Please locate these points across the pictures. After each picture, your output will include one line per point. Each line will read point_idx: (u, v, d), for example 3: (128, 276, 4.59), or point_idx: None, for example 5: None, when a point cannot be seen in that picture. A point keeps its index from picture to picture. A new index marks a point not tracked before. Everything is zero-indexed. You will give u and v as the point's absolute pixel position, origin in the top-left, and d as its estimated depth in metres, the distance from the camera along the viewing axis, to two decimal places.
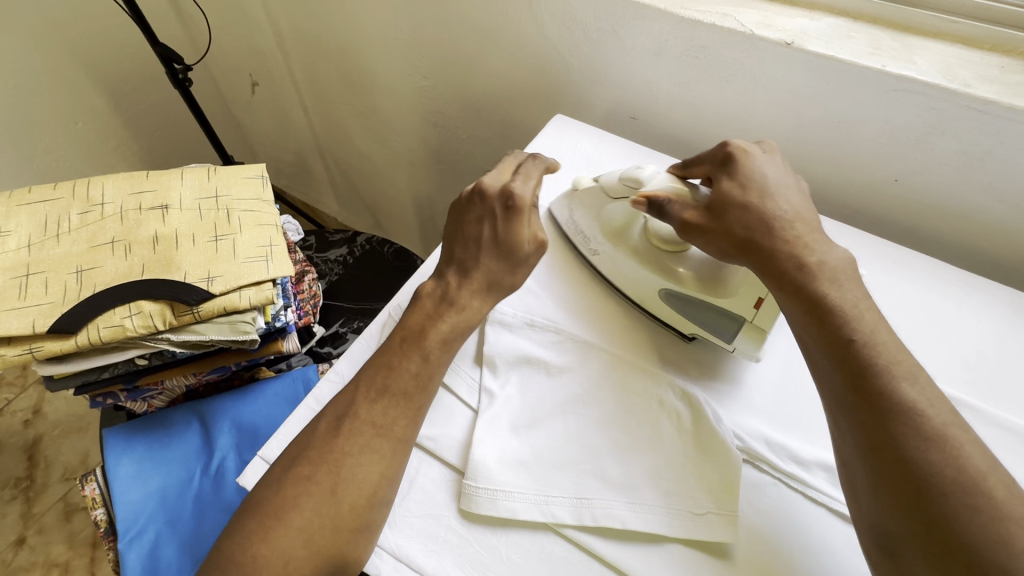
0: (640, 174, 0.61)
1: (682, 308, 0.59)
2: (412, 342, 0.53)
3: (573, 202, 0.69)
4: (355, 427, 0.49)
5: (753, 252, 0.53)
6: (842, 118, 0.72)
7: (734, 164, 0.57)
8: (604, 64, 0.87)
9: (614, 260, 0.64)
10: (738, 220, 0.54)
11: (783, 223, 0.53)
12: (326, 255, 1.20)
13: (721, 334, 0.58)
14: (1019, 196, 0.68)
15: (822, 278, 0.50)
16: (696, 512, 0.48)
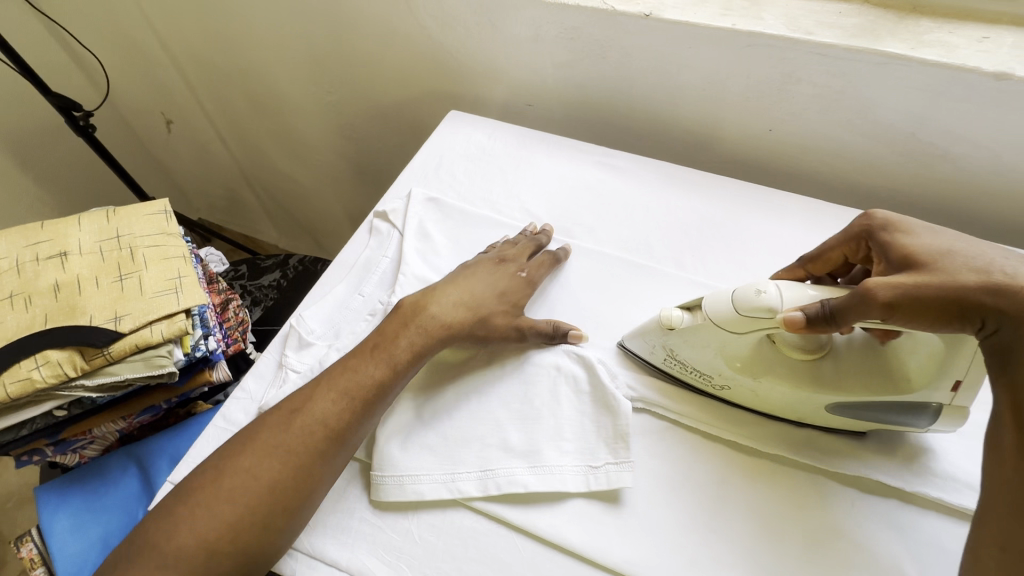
0: (766, 299, 0.47)
1: (861, 416, 0.50)
2: (381, 349, 0.55)
3: (672, 343, 0.53)
4: (308, 424, 0.50)
5: (1000, 300, 0.39)
6: (712, 78, 0.76)
7: (894, 228, 0.49)
8: (492, 58, 0.90)
9: (758, 391, 0.52)
10: (956, 270, 0.41)
11: (1017, 265, 0.41)
12: (259, 282, 1.19)
13: (911, 424, 0.50)
14: (878, 129, 0.72)
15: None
16: (594, 465, 0.51)
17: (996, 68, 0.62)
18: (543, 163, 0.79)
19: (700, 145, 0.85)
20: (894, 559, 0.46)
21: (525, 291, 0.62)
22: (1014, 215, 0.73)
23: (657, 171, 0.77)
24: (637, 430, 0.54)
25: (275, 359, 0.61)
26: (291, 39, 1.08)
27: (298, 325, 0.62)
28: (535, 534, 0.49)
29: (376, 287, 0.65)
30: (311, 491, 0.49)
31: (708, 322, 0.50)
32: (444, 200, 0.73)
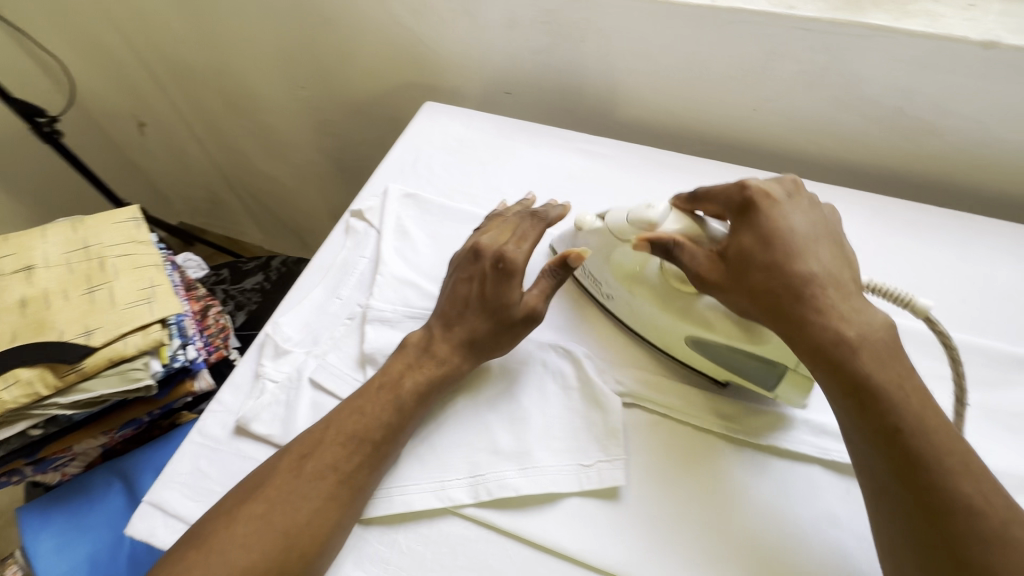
0: (652, 213, 0.51)
1: (708, 354, 0.52)
2: (388, 389, 0.51)
3: (580, 245, 0.58)
4: (321, 470, 0.47)
5: (785, 319, 0.45)
6: (693, 58, 0.74)
7: (755, 213, 0.49)
8: (467, 45, 0.87)
9: (631, 306, 0.55)
10: (759, 282, 0.46)
11: (824, 288, 0.45)
12: (242, 286, 1.16)
13: (760, 380, 0.51)
14: (865, 105, 0.70)
15: (867, 350, 0.42)
16: (585, 464, 0.49)
17: (984, 37, 0.60)
18: (522, 153, 0.76)
19: (684, 127, 0.83)
20: None
21: (512, 282, 0.54)
22: (1001, 187, 0.72)
23: (640, 156, 0.75)
24: (628, 425, 0.53)
25: (251, 369, 0.59)
26: (260, 34, 1.04)
27: (273, 333, 0.60)
28: (526, 539, 0.47)
29: (355, 289, 0.63)
30: (327, 539, 0.45)
31: (607, 228, 0.55)
32: (421, 195, 0.70)
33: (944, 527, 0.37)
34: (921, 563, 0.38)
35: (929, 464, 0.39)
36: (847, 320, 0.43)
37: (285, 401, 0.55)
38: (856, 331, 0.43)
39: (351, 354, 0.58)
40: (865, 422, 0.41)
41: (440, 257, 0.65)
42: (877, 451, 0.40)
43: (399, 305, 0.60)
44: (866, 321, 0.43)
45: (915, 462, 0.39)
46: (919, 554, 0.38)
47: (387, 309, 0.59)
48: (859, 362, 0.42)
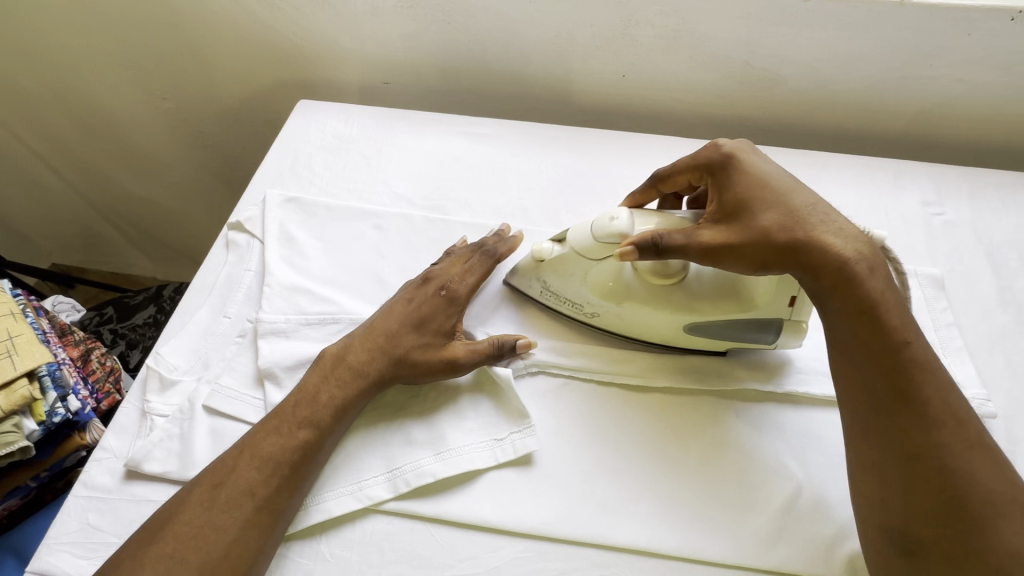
0: (619, 225, 0.49)
1: (712, 333, 0.53)
2: (305, 405, 0.49)
3: (547, 275, 0.56)
4: (235, 497, 0.44)
5: (798, 256, 0.44)
6: (559, 31, 0.76)
7: (734, 167, 0.49)
8: (335, 37, 0.84)
9: (621, 315, 0.54)
10: (770, 223, 0.45)
11: (818, 218, 0.45)
12: (132, 323, 1.06)
13: (760, 337, 0.53)
14: (717, 62, 0.76)
15: (866, 265, 0.43)
16: (498, 438, 0.51)
17: None
18: (405, 142, 0.75)
19: (562, 100, 0.85)
20: (779, 457, 0.50)
21: (449, 311, 0.55)
22: (842, 123, 0.80)
23: (522, 133, 0.76)
24: (536, 393, 0.54)
25: (137, 407, 0.54)
26: (107, 43, 0.95)
27: (157, 365, 0.55)
28: (450, 520, 0.48)
29: (243, 306, 0.59)
30: (249, 567, 0.43)
31: (572, 250, 0.53)
32: (304, 197, 0.67)
33: (932, 438, 0.40)
34: (902, 474, 0.40)
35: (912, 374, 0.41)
36: (845, 240, 0.44)
37: (179, 434, 0.51)
38: (857, 250, 0.44)
39: (247, 372, 0.55)
40: (864, 337, 0.42)
41: (332, 259, 0.63)
42: (867, 364, 0.42)
43: (292, 314, 0.57)
44: (856, 238, 0.44)
45: (901, 369, 0.41)
46: (903, 462, 0.40)
47: (279, 320, 0.57)
48: (874, 279, 0.43)
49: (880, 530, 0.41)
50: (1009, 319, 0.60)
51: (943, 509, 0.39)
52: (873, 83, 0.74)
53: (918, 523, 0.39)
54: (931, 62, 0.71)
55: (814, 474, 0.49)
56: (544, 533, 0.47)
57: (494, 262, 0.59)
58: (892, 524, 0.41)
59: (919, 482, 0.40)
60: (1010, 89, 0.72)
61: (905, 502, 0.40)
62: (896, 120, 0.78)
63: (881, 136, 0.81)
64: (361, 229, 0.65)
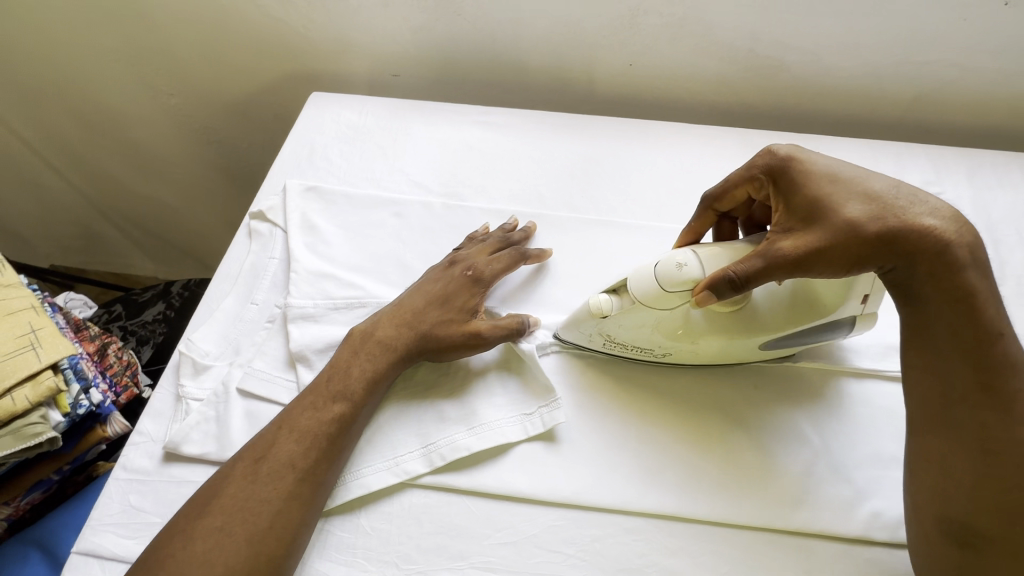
0: (691, 270, 0.47)
1: (788, 344, 0.52)
2: (338, 380, 0.50)
3: (609, 327, 0.52)
4: (276, 470, 0.45)
5: (894, 245, 0.43)
6: (567, 20, 0.78)
7: (797, 168, 0.48)
8: (343, 30, 0.85)
9: (693, 351, 0.53)
10: (857, 217, 0.43)
11: (905, 201, 0.44)
12: (141, 319, 1.06)
13: (833, 334, 0.53)
14: (721, 49, 0.78)
15: (962, 247, 0.42)
16: (526, 412, 0.52)
17: None
18: (419, 132, 0.76)
19: (570, 89, 0.87)
20: (797, 424, 0.52)
21: (475, 290, 0.56)
22: (842, 108, 0.82)
23: (533, 121, 0.78)
24: (562, 370, 0.56)
25: (170, 392, 0.55)
26: (111, 38, 0.95)
27: (188, 350, 0.57)
28: (485, 492, 0.49)
29: (270, 292, 0.61)
30: (294, 539, 0.44)
31: (636, 302, 0.49)
32: (323, 186, 0.69)
33: (1012, 435, 0.40)
34: (975, 467, 0.41)
35: (1007, 374, 0.41)
36: (935, 222, 0.43)
37: (215, 417, 0.52)
38: (953, 228, 0.43)
39: (278, 356, 0.56)
40: (966, 331, 0.42)
41: (354, 245, 0.64)
42: (961, 359, 0.42)
43: (320, 298, 0.59)
44: (942, 215, 0.44)
45: (998, 368, 0.41)
46: (978, 453, 0.41)
47: (307, 304, 0.58)
48: (971, 267, 0.42)
49: (939, 521, 0.42)
50: (1009, 291, 0.62)
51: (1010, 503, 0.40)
52: (872, 69, 0.77)
53: (982, 516, 0.40)
54: (928, 47, 0.73)
55: (833, 439, 0.52)
56: (576, 502, 0.49)
57: (522, 260, 0.60)
58: (954, 516, 0.41)
59: (990, 476, 0.40)
60: (1003, 71, 0.75)
61: (972, 495, 0.41)
62: (894, 104, 0.81)
63: (880, 121, 0.83)
64: (381, 216, 0.67)
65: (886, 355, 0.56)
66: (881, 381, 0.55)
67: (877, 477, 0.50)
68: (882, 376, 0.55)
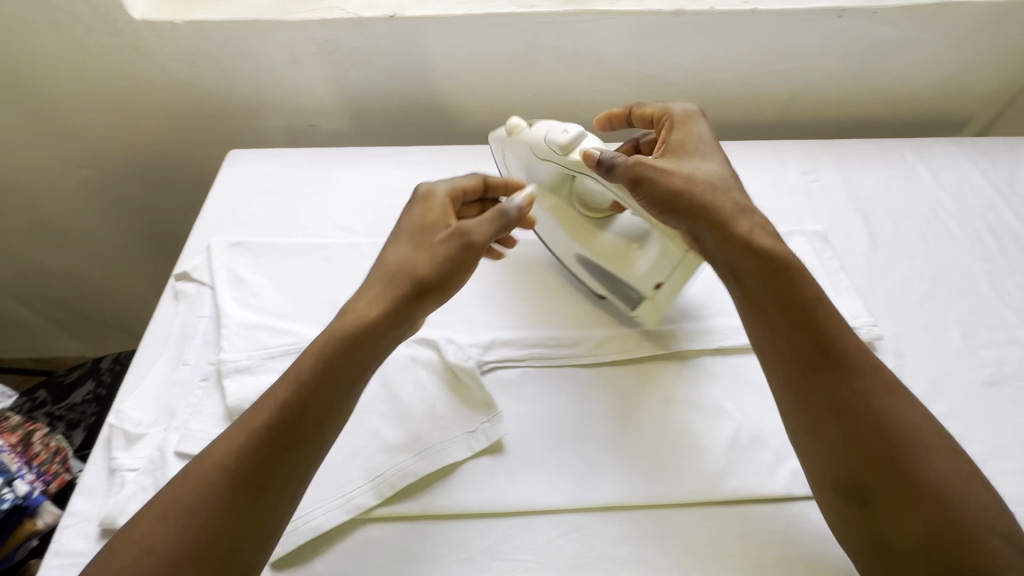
0: (565, 137, 0.57)
1: (587, 269, 0.63)
2: (264, 411, 0.44)
3: (507, 145, 0.63)
4: (171, 526, 0.40)
5: (707, 214, 0.51)
6: (470, 59, 0.83)
7: (679, 139, 0.58)
8: (257, 87, 0.88)
9: (541, 216, 0.65)
10: (687, 181, 0.52)
11: (732, 193, 0.53)
12: (70, 401, 1.00)
13: (625, 300, 0.62)
14: (612, 75, 0.86)
15: (772, 237, 0.51)
16: (469, 430, 0.54)
17: (673, 7, 0.78)
18: (341, 177, 0.79)
19: (483, 122, 0.92)
20: (718, 403, 0.57)
21: (417, 243, 0.50)
22: (728, 114, 0.92)
23: (450, 155, 0.82)
24: (499, 385, 0.58)
25: (103, 467, 0.53)
26: (12, 115, 0.92)
27: (119, 422, 0.55)
28: (437, 514, 0.51)
29: (201, 350, 0.60)
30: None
31: (530, 139, 0.60)
32: (248, 240, 0.70)
33: (838, 372, 0.47)
34: (827, 405, 0.46)
35: (819, 319, 0.48)
36: (750, 214, 0.52)
37: (153, 484, 0.51)
38: (761, 224, 0.52)
39: (216, 414, 0.56)
40: (780, 291, 0.49)
41: (286, 295, 0.65)
42: (785, 316, 0.49)
43: (253, 349, 0.59)
44: (761, 217, 0.53)
45: (812, 317, 0.48)
46: (820, 393, 0.47)
47: (241, 357, 0.58)
48: (771, 244, 0.51)
49: (824, 459, 0.46)
50: (882, 258, 0.70)
51: (858, 434, 0.45)
52: (744, 78, 0.87)
53: (842, 445, 0.45)
54: (787, 56, 0.84)
55: (748, 410, 0.57)
56: (524, 509, 0.51)
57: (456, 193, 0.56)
58: (825, 452, 0.46)
59: (836, 413, 0.46)
60: (851, 71, 0.86)
61: (830, 430, 0.46)
62: (771, 107, 0.91)
63: (761, 121, 0.93)
64: (311, 262, 0.68)
65: None
66: None
67: None
68: None
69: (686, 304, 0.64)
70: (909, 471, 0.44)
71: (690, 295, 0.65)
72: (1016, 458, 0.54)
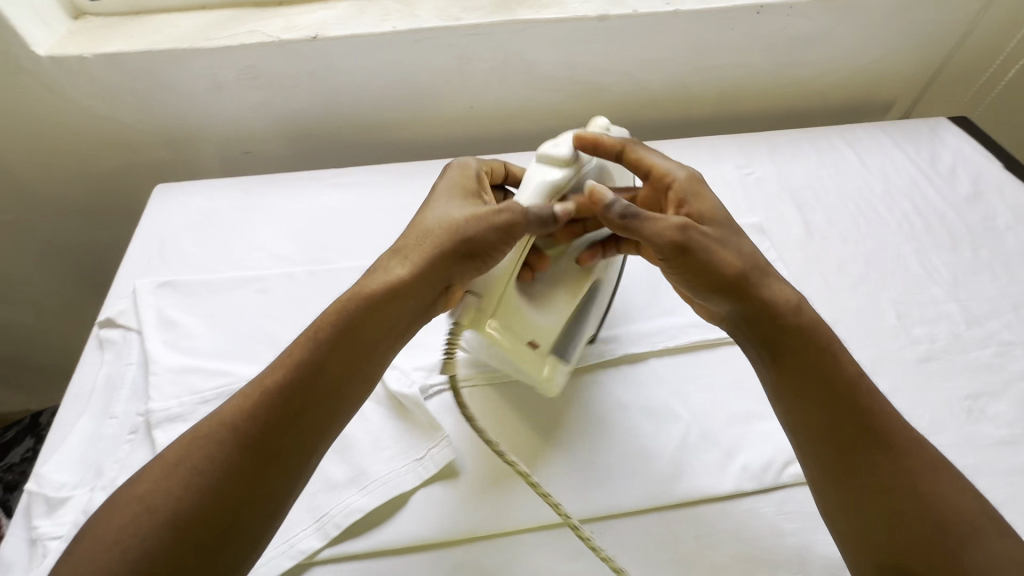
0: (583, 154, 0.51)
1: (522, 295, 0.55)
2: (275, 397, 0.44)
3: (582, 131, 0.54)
4: (196, 463, 0.41)
5: (736, 277, 0.51)
6: (402, 75, 0.82)
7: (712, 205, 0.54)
8: (183, 117, 0.84)
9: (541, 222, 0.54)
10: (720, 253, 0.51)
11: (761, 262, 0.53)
12: (6, 462, 0.94)
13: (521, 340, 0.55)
14: (546, 82, 0.86)
15: (795, 302, 0.51)
16: (416, 458, 0.52)
17: (598, 12, 0.78)
18: (275, 205, 0.77)
19: (422, 137, 0.91)
20: (666, 404, 0.57)
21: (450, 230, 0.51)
22: (664, 113, 0.93)
23: (388, 174, 0.81)
24: (446, 407, 0.57)
25: (23, 538, 0.50)
26: None
27: (40, 487, 0.51)
28: (387, 549, 0.49)
29: (130, 401, 0.57)
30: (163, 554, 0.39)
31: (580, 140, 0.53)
32: (177, 279, 0.66)
33: (855, 420, 0.47)
34: (840, 449, 0.46)
35: (834, 371, 0.48)
36: (777, 284, 0.52)
37: None
38: (789, 294, 0.52)
39: None
40: (797, 342, 0.50)
41: (220, 334, 0.62)
42: (802, 364, 0.49)
43: (185, 394, 0.56)
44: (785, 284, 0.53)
45: (828, 368, 0.48)
46: (835, 437, 0.47)
47: (172, 405, 0.55)
48: (792, 307, 0.51)
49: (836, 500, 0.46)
50: (817, 245, 0.72)
51: (869, 480, 0.45)
52: (675, 78, 0.88)
53: (854, 490, 0.45)
54: (714, 54, 0.86)
55: (696, 409, 0.57)
56: (477, 534, 0.49)
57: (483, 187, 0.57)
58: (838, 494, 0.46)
59: (849, 456, 0.46)
60: (776, 65, 0.89)
61: (844, 474, 0.46)
62: (705, 103, 0.93)
63: (696, 118, 0.95)
64: (245, 296, 0.66)
65: None
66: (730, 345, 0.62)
67: (740, 434, 0.55)
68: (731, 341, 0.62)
69: (630, 307, 0.64)
70: (919, 522, 0.43)
71: (634, 298, 0.65)
72: (952, 432, 0.56)
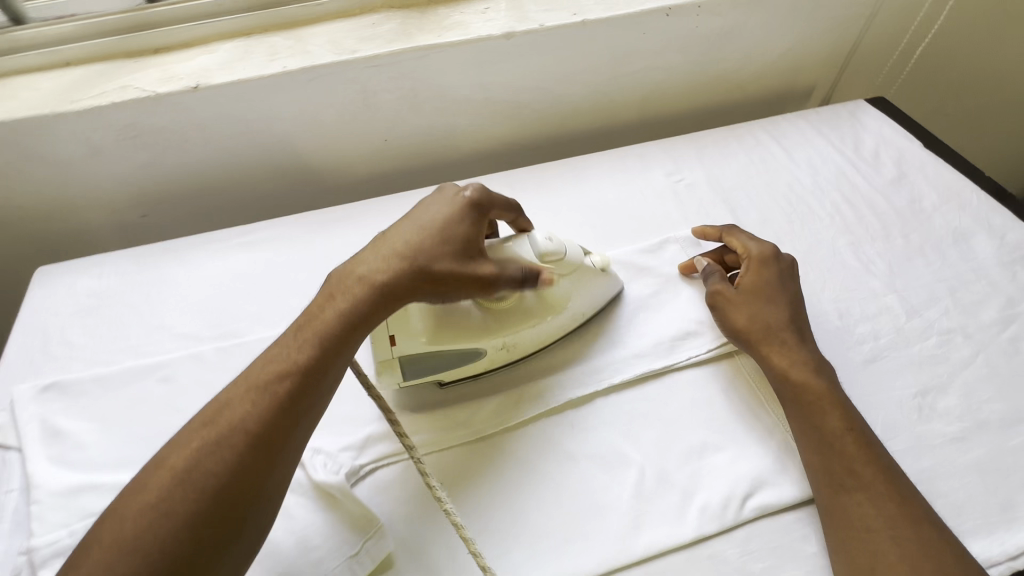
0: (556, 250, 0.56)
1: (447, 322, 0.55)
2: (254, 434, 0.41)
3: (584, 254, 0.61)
4: (181, 498, 0.39)
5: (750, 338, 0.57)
6: (302, 116, 0.76)
7: (760, 263, 0.61)
8: (62, 187, 0.76)
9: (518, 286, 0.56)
10: (748, 313, 0.58)
11: (782, 325, 0.57)
12: None
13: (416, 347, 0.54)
14: (461, 107, 0.81)
15: (802, 358, 0.54)
16: (351, 555, 0.47)
17: (503, 30, 0.74)
18: (175, 275, 0.69)
19: (337, 176, 0.85)
20: (616, 448, 0.54)
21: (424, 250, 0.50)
22: (589, 122, 0.90)
23: (300, 224, 0.74)
24: (381, 487, 0.52)
25: None
26: None
27: None
28: None
29: (11, 537, 0.49)
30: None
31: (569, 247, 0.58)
32: (62, 379, 0.59)
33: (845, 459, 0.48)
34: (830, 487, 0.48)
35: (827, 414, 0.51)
36: (796, 344, 0.55)
37: None
38: (804, 354, 0.55)
39: None
40: (795, 391, 0.53)
41: (117, 438, 0.55)
42: (800, 409, 0.52)
43: (75, 521, 0.49)
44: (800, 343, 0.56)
45: (820, 410, 0.51)
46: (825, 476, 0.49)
47: (59, 537, 0.48)
48: (798, 365, 0.54)
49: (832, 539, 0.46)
50: None
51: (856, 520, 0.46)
52: (594, 87, 0.85)
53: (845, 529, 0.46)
54: (630, 60, 0.83)
55: (647, 448, 0.54)
56: None
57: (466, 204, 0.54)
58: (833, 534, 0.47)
59: (839, 495, 0.47)
60: (694, 63, 0.87)
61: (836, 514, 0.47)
62: (630, 108, 0.90)
63: (623, 124, 0.93)
64: (144, 388, 0.59)
65: (672, 347, 0.60)
66: (676, 372, 0.59)
67: (695, 470, 0.52)
68: (676, 368, 0.59)
69: (569, 344, 0.61)
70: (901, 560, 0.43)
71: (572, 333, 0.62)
72: (905, 435, 0.54)
